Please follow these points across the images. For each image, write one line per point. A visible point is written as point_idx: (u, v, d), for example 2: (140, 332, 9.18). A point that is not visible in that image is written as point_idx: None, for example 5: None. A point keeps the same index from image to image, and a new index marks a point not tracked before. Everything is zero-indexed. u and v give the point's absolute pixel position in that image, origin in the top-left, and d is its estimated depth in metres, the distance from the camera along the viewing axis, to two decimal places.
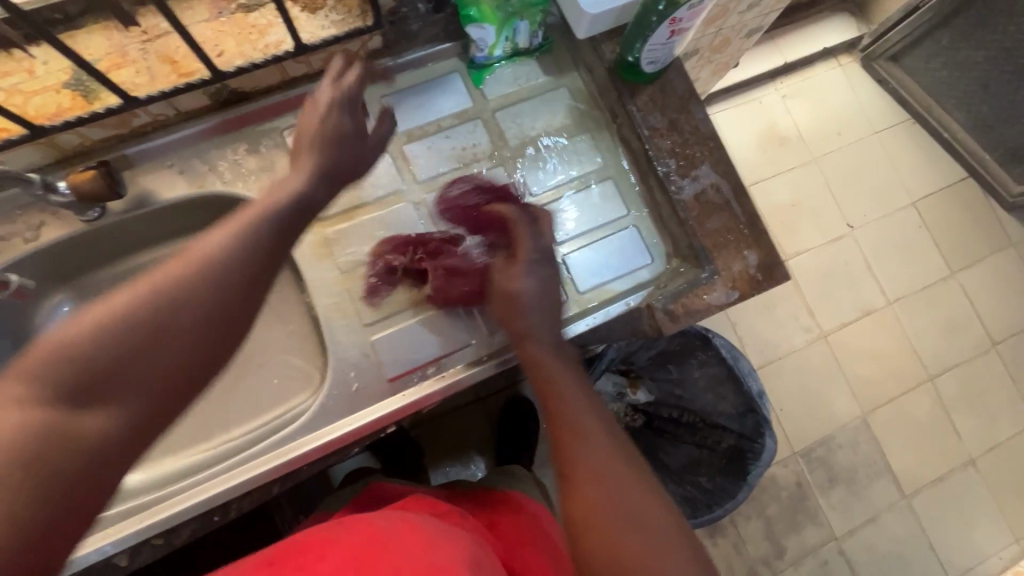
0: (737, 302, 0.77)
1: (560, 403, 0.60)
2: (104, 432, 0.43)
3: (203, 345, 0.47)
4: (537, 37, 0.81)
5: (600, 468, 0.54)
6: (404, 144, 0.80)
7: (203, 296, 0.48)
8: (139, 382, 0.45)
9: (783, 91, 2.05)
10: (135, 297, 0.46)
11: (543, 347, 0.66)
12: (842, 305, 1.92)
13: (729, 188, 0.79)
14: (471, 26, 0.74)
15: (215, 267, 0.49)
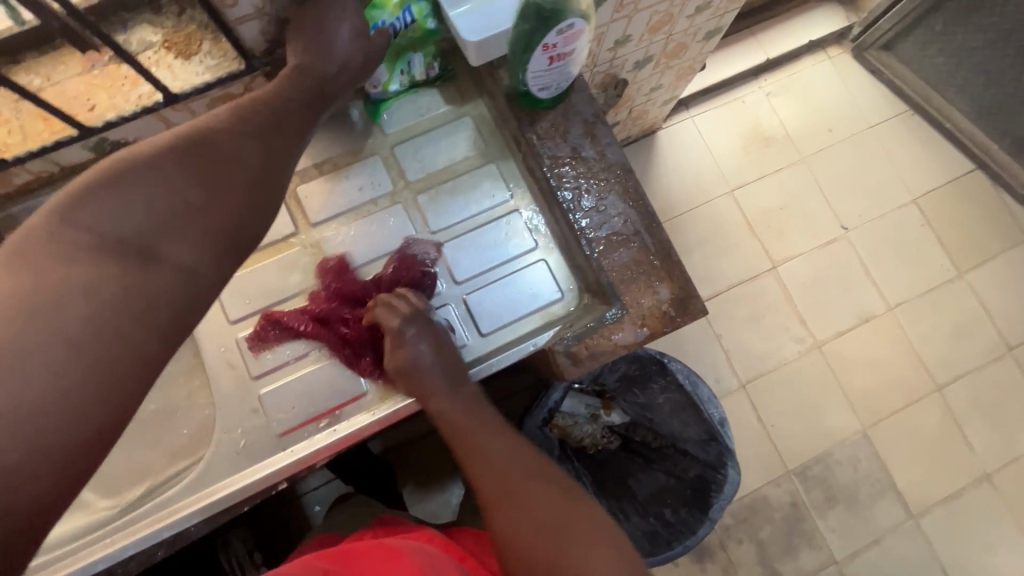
0: (648, 340, 0.71)
1: (490, 466, 0.64)
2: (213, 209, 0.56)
3: (249, 189, 0.59)
4: (434, 69, 0.78)
5: (528, 495, 0.61)
6: (297, 186, 0.78)
7: (248, 158, 0.59)
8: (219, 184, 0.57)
9: (767, 89, 1.94)
10: (179, 162, 0.55)
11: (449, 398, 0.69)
12: (837, 312, 1.81)
13: (639, 218, 0.73)
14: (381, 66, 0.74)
15: (244, 139, 0.59)
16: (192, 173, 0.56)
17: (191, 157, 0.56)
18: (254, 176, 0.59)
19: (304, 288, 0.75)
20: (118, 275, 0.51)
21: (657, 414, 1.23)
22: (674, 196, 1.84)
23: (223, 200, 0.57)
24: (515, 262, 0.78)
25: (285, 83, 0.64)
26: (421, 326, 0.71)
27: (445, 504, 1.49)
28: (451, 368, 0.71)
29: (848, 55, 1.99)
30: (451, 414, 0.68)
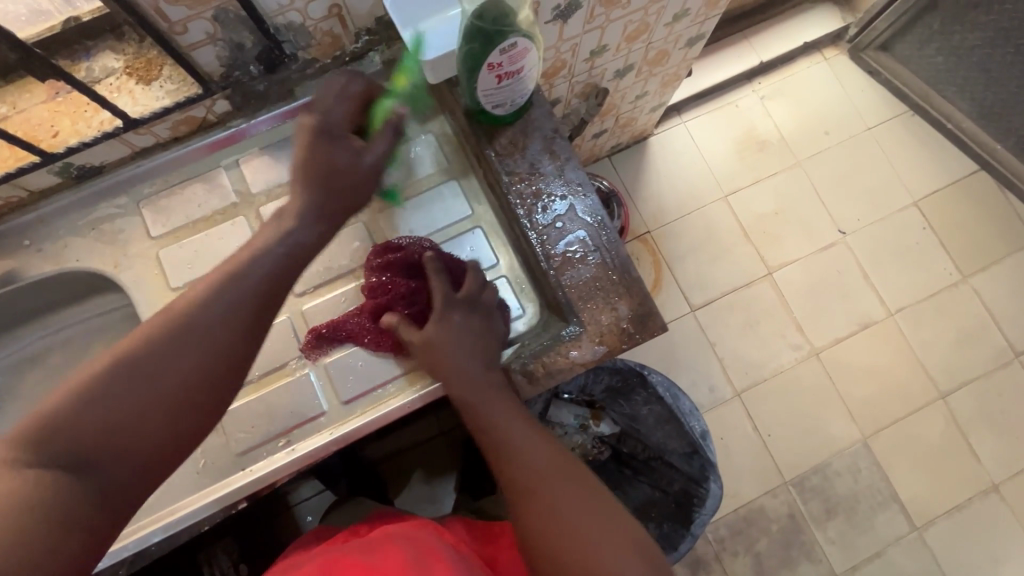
0: (606, 358, 0.70)
1: (504, 456, 0.61)
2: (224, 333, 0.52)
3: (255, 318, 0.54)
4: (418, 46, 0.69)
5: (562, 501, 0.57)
6: (261, 207, 0.79)
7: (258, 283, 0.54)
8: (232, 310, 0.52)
9: (761, 92, 1.91)
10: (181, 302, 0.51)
11: (463, 382, 0.65)
12: (835, 318, 1.77)
13: (598, 233, 0.73)
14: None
15: (213, 313, 0.51)
16: (145, 367, 0.48)
17: (148, 348, 0.49)
18: (220, 357, 0.51)
19: None
20: (49, 492, 0.43)
21: (643, 426, 1.22)
22: (666, 203, 1.82)
23: (174, 386, 0.49)
24: None
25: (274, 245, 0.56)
26: (465, 308, 0.69)
27: (434, 509, 1.39)
28: (476, 343, 0.67)
29: (844, 56, 1.96)
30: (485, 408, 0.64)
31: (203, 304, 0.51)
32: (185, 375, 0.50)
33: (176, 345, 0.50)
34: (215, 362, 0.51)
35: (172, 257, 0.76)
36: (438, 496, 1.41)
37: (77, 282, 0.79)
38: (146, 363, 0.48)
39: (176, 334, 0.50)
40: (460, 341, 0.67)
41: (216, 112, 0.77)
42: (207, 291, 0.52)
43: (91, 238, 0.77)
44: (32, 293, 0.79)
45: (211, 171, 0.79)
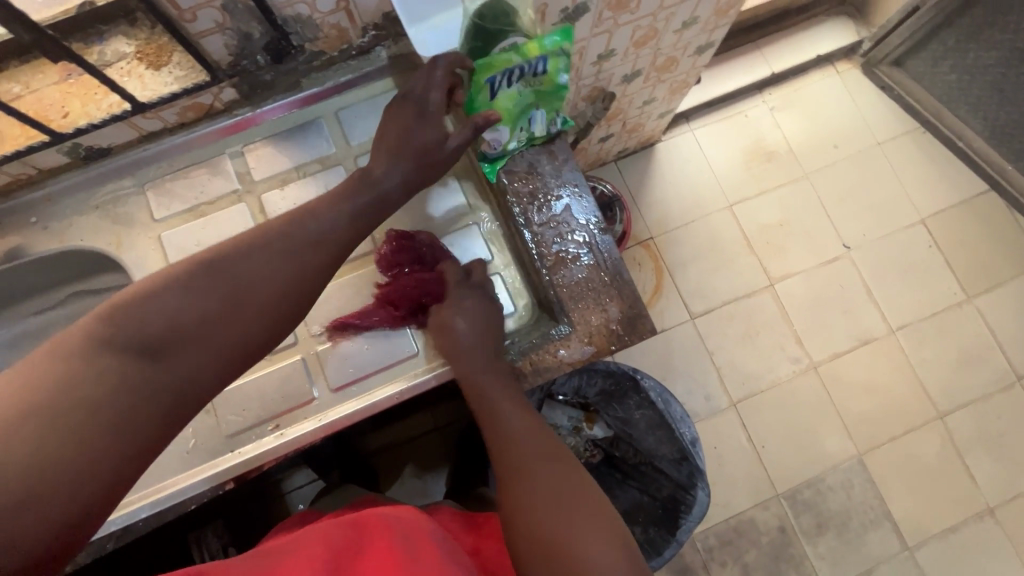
0: (593, 358, 0.71)
1: (502, 436, 0.64)
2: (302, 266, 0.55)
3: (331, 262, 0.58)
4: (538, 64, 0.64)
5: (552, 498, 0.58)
6: (263, 194, 0.80)
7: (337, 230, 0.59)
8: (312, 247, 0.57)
9: (771, 103, 1.91)
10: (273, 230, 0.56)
11: (473, 366, 0.69)
12: (835, 332, 1.77)
13: (592, 235, 0.74)
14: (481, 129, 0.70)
15: (307, 251, 0.57)
16: (241, 281, 0.53)
17: (238, 261, 0.53)
18: (299, 291, 0.55)
19: None
20: (130, 371, 0.45)
21: (635, 430, 1.22)
22: (671, 210, 1.82)
23: (253, 305, 0.52)
24: None
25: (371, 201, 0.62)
26: (473, 291, 0.74)
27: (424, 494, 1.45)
28: (485, 328, 0.71)
29: (857, 70, 1.95)
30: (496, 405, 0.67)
31: (303, 240, 0.57)
32: (262, 296, 0.53)
33: (260, 261, 0.54)
34: (294, 293, 0.55)
35: (174, 239, 0.78)
36: (427, 484, 1.46)
37: (80, 260, 0.81)
38: (239, 278, 0.53)
39: (270, 258, 0.54)
40: (469, 332, 0.70)
41: (223, 99, 0.78)
42: (309, 229, 0.58)
43: (98, 216, 0.79)
44: (36, 268, 0.81)
45: (216, 157, 0.81)
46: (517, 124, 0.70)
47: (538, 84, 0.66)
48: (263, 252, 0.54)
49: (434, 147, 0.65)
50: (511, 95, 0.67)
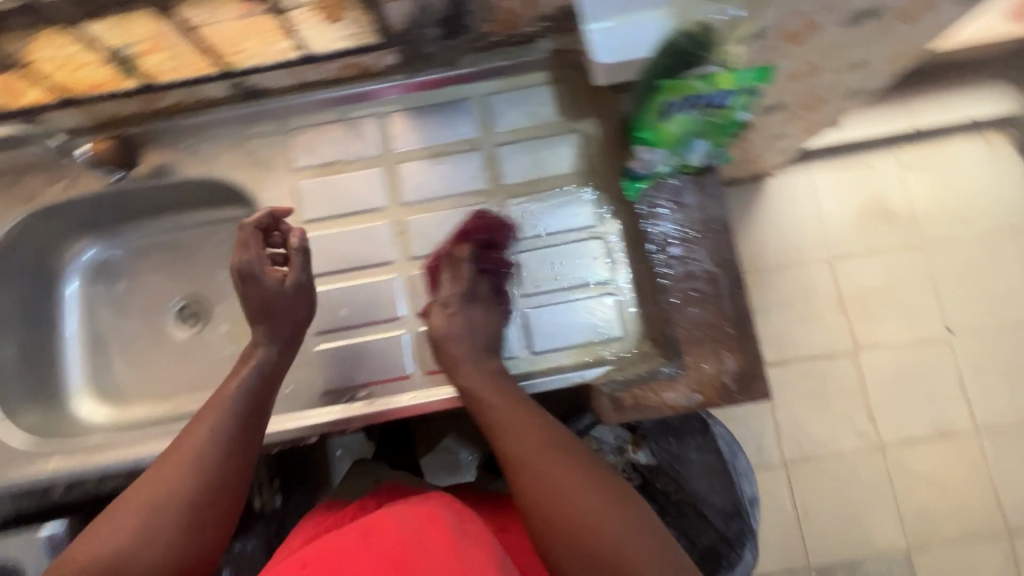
0: (698, 407, 0.68)
1: (501, 433, 0.62)
2: (224, 450, 0.61)
3: (246, 431, 0.63)
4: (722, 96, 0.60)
5: (572, 497, 0.55)
6: (399, 164, 0.80)
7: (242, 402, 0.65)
8: (230, 433, 0.62)
9: (904, 160, 1.72)
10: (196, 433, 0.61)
11: (476, 371, 0.68)
12: (912, 416, 1.63)
13: (725, 279, 0.70)
14: (641, 147, 0.67)
15: (217, 448, 0.61)
16: (165, 505, 0.57)
17: (171, 485, 0.58)
18: (224, 477, 0.60)
19: (379, 263, 0.78)
20: None
21: (685, 470, 1.11)
22: (766, 250, 1.72)
23: (193, 503, 0.58)
24: (586, 289, 0.77)
25: (273, 361, 0.70)
26: (458, 298, 0.72)
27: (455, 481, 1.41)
28: (479, 334, 0.71)
29: (1007, 143, 1.71)
30: (492, 401, 0.65)
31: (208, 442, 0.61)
32: (201, 491, 0.59)
33: (187, 474, 0.59)
34: (222, 479, 0.60)
35: (309, 190, 0.80)
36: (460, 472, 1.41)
37: (217, 191, 0.84)
38: (167, 507, 0.57)
39: (193, 468, 0.59)
40: (467, 338, 0.70)
41: (382, 63, 0.77)
42: (213, 428, 0.62)
43: (243, 153, 0.81)
44: (175, 190, 0.84)
45: (363, 118, 0.82)
46: (677, 152, 0.67)
47: (714, 116, 0.63)
48: (180, 472, 0.59)
49: (276, 296, 0.70)
50: (685, 121, 0.64)
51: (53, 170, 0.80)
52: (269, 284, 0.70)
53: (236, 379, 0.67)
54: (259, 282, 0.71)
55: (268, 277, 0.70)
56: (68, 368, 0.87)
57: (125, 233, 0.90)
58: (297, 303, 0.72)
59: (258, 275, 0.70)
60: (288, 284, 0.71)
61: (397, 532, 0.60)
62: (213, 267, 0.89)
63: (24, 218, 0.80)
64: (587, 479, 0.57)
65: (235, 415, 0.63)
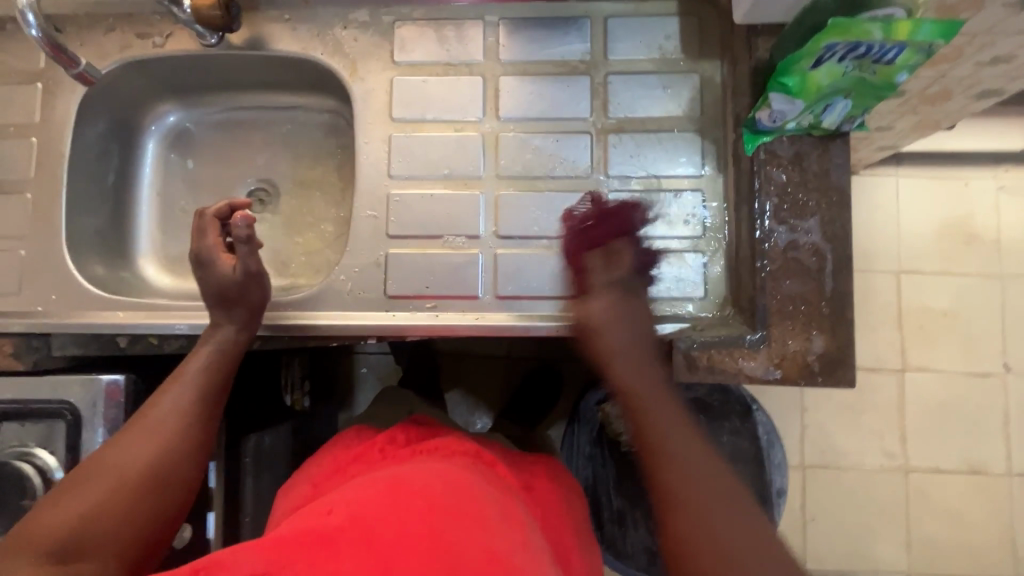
0: (774, 384, 0.65)
1: (646, 417, 0.57)
2: (183, 421, 0.60)
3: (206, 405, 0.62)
4: (892, 51, 0.54)
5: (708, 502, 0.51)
6: (501, 76, 0.75)
7: (208, 376, 0.64)
8: (190, 406, 0.61)
9: (1001, 181, 1.51)
10: (156, 406, 0.60)
11: (626, 345, 0.62)
12: (945, 449, 1.47)
13: (832, 256, 0.65)
14: (776, 95, 0.60)
15: (184, 419, 0.60)
16: (125, 478, 0.54)
17: (129, 455, 0.56)
18: (184, 456, 0.59)
19: (464, 177, 0.74)
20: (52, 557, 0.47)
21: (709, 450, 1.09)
22: None
23: (154, 472, 0.56)
24: (675, 243, 0.73)
25: (238, 337, 0.68)
26: (620, 284, 0.64)
27: (466, 426, 1.34)
28: (640, 322, 0.63)
29: None
30: (643, 394, 0.59)
31: (174, 413, 0.60)
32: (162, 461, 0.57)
33: (146, 443, 0.57)
34: (182, 450, 0.59)
35: (403, 87, 0.76)
36: (473, 418, 1.33)
37: (310, 74, 0.81)
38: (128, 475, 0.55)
39: (156, 436, 0.58)
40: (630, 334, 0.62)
41: None
42: (179, 403, 0.61)
43: (342, 37, 0.77)
44: (268, 65, 0.81)
45: (472, 20, 0.76)
46: (813, 109, 0.61)
47: (870, 72, 0.57)
48: (147, 448, 0.56)
49: (228, 283, 0.68)
50: (835, 72, 0.57)
51: (150, 23, 0.78)
52: (222, 270, 0.68)
53: (200, 358, 0.65)
54: (213, 267, 0.69)
55: (217, 262, 0.67)
56: (137, 228, 0.87)
57: (208, 104, 0.88)
58: (256, 283, 0.69)
59: (211, 262, 0.68)
60: (239, 270, 0.68)
61: (426, 489, 0.52)
62: (292, 152, 0.88)
63: (116, 67, 0.78)
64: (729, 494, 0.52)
65: (197, 389, 0.62)
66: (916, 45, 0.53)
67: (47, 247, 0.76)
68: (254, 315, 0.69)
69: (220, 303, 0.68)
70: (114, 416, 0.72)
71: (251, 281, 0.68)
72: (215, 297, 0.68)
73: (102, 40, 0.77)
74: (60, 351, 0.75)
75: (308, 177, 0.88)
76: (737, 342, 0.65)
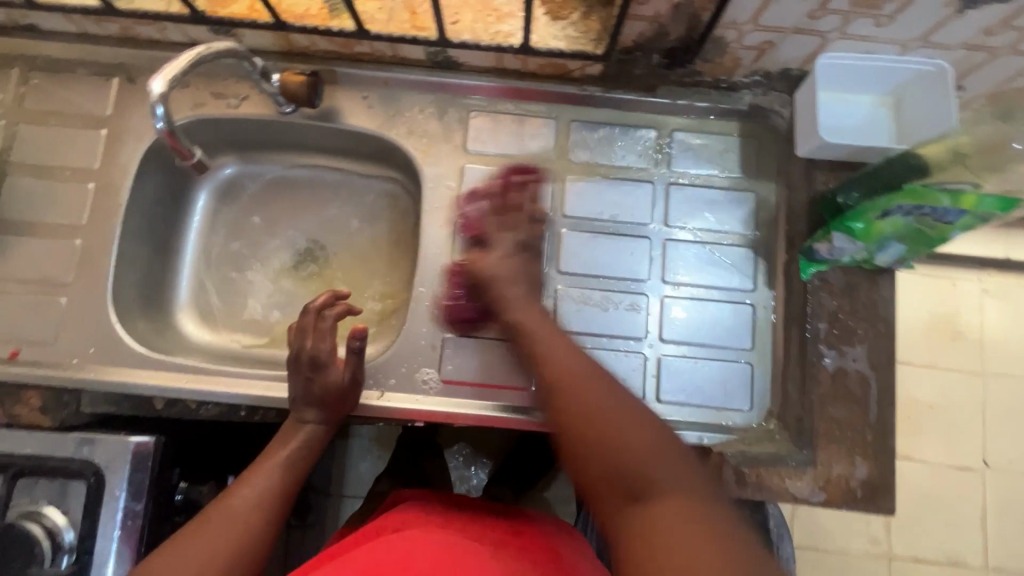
0: (819, 506, 0.67)
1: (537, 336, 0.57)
2: (262, 506, 0.59)
3: (284, 497, 0.61)
4: (951, 216, 0.59)
5: (619, 438, 0.47)
6: (568, 173, 0.78)
7: (288, 468, 0.63)
8: (272, 493, 0.60)
9: (986, 286, 1.48)
10: (242, 485, 0.60)
11: (538, 316, 0.60)
12: (928, 540, 1.38)
13: (877, 384, 0.68)
14: (840, 235, 0.64)
15: (264, 512, 0.59)
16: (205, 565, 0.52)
17: (212, 529, 0.55)
18: (261, 549, 0.57)
19: None
20: None
21: None
22: None
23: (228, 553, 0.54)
24: (723, 352, 0.74)
25: (321, 437, 0.67)
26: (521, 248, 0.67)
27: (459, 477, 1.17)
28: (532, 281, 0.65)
29: None
30: (537, 325, 0.58)
31: (257, 503, 0.59)
32: (239, 541, 0.55)
33: (225, 523, 0.56)
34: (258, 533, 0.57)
35: (473, 174, 0.77)
36: (467, 473, 1.17)
37: (377, 147, 0.82)
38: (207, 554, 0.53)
39: (236, 514, 0.57)
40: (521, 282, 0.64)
41: (586, 72, 0.76)
42: (262, 490, 0.60)
43: (417, 119, 0.79)
44: (338, 136, 0.82)
45: (543, 118, 0.79)
46: (870, 249, 0.65)
47: (929, 226, 0.61)
48: (226, 532, 0.55)
49: (337, 387, 0.67)
50: (898, 224, 0.62)
51: (227, 84, 0.78)
52: (332, 376, 0.67)
53: (284, 450, 0.65)
54: (323, 370, 0.67)
55: (332, 368, 0.66)
56: (177, 277, 0.85)
57: (262, 160, 0.87)
58: (357, 393, 0.69)
59: (325, 367, 0.66)
60: (347, 378, 0.68)
61: (379, 562, 0.53)
62: (340, 213, 0.88)
63: (186, 122, 0.78)
64: (598, 383, 0.51)
65: (279, 476, 0.62)
66: (976, 215, 0.58)
67: (89, 297, 0.74)
68: (342, 418, 0.70)
69: (325, 413, 0.67)
70: (139, 480, 0.67)
71: (354, 389, 0.68)
72: (326, 398, 0.67)
73: (176, 95, 0.78)
74: (90, 408, 0.70)
75: (353, 239, 0.87)
76: (784, 461, 0.68)
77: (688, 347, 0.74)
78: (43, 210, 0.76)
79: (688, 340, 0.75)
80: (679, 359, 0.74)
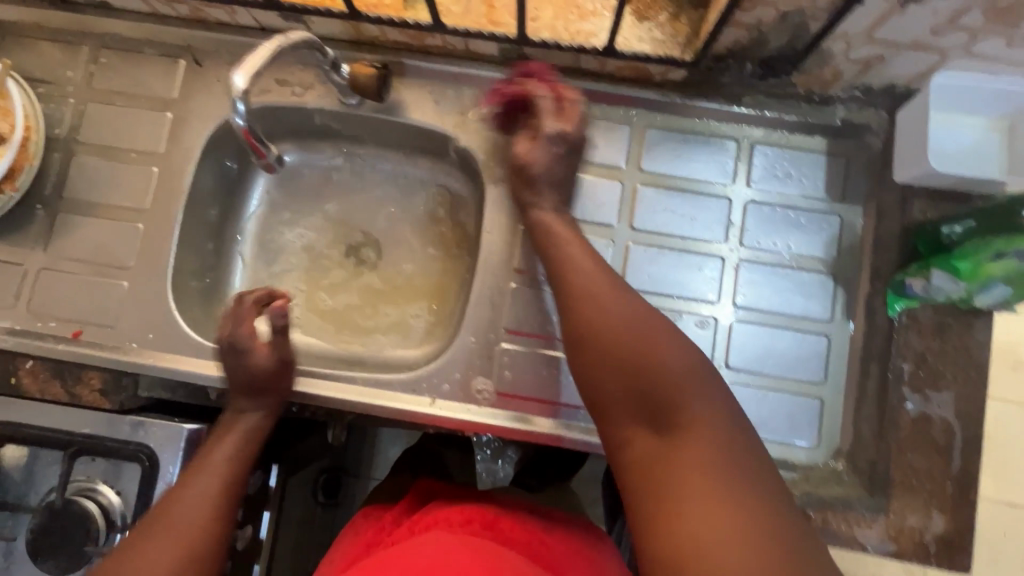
0: (889, 556, 0.65)
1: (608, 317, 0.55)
2: (204, 506, 0.58)
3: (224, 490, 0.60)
4: None
5: (694, 468, 0.45)
6: (640, 183, 0.74)
7: (225, 457, 0.62)
8: (211, 488, 0.59)
9: None
10: (184, 484, 0.59)
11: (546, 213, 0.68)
12: None
13: (962, 432, 0.65)
14: (943, 273, 0.63)
15: (206, 509, 0.57)
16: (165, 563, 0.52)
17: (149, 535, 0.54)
18: (216, 541, 0.56)
19: None
20: None
21: None
22: None
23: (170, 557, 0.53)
24: (793, 384, 0.69)
25: (261, 424, 0.67)
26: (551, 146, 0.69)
27: None
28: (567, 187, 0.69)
29: None
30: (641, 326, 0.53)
31: (199, 498, 0.58)
32: (181, 544, 0.54)
33: (159, 528, 0.55)
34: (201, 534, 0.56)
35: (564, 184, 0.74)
36: None
37: (440, 144, 0.79)
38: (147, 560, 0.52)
39: (174, 516, 0.56)
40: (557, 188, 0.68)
41: (667, 77, 0.72)
42: (202, 484, 0.59)
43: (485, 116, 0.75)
44: (399, 131, 0.79)
45: (617, 123, 0.74)
46: (972, 288, 0.63)
47: None
48: (165, 539, 0.54)
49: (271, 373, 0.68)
50: (1011, 266, 0.61)
51: (293, 70, 0.76)
52: (255, 361, 0.68)
53: (223, 440, 0.64)
54: (247, 354, 0.69)
55: (253, 351, 0.68)
56: (233, 264, 0.84)
57: (318, 148, 0.85)
58: (288, 378, 0.70)
59: (246, 349, 0.68)
60: (274, 359, 0.69)
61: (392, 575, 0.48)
62: (394, 209, 0.85)
63: (255, 108, 0.77)
64: (690, 391, 0.49)
65: (218, 468, 0.61)
66: None
67: (153, 281, 0.74)
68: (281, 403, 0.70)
69: (265, 405, 0.68)
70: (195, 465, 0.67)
71: (283, 369, 0.70)
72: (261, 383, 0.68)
73: None
74: (148, 391, 0.73)
75: (408, 237, 0.85)
76: (854, 507, 0.65)
77: (753, 376, 0.69)
78: (111, 191, 0.76)
79: (756, 367, 0.69)
80: (744, 388, 0.69)
